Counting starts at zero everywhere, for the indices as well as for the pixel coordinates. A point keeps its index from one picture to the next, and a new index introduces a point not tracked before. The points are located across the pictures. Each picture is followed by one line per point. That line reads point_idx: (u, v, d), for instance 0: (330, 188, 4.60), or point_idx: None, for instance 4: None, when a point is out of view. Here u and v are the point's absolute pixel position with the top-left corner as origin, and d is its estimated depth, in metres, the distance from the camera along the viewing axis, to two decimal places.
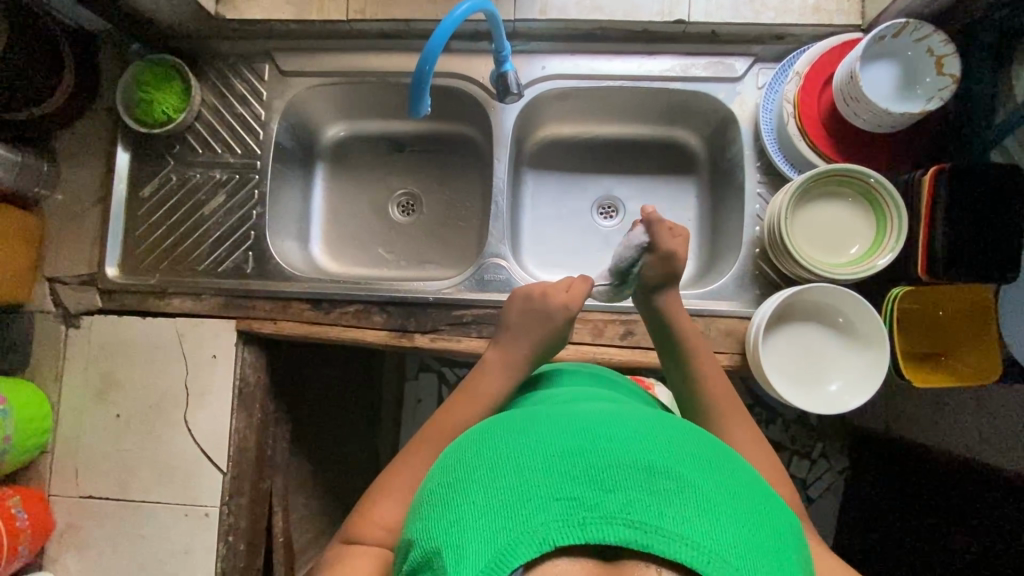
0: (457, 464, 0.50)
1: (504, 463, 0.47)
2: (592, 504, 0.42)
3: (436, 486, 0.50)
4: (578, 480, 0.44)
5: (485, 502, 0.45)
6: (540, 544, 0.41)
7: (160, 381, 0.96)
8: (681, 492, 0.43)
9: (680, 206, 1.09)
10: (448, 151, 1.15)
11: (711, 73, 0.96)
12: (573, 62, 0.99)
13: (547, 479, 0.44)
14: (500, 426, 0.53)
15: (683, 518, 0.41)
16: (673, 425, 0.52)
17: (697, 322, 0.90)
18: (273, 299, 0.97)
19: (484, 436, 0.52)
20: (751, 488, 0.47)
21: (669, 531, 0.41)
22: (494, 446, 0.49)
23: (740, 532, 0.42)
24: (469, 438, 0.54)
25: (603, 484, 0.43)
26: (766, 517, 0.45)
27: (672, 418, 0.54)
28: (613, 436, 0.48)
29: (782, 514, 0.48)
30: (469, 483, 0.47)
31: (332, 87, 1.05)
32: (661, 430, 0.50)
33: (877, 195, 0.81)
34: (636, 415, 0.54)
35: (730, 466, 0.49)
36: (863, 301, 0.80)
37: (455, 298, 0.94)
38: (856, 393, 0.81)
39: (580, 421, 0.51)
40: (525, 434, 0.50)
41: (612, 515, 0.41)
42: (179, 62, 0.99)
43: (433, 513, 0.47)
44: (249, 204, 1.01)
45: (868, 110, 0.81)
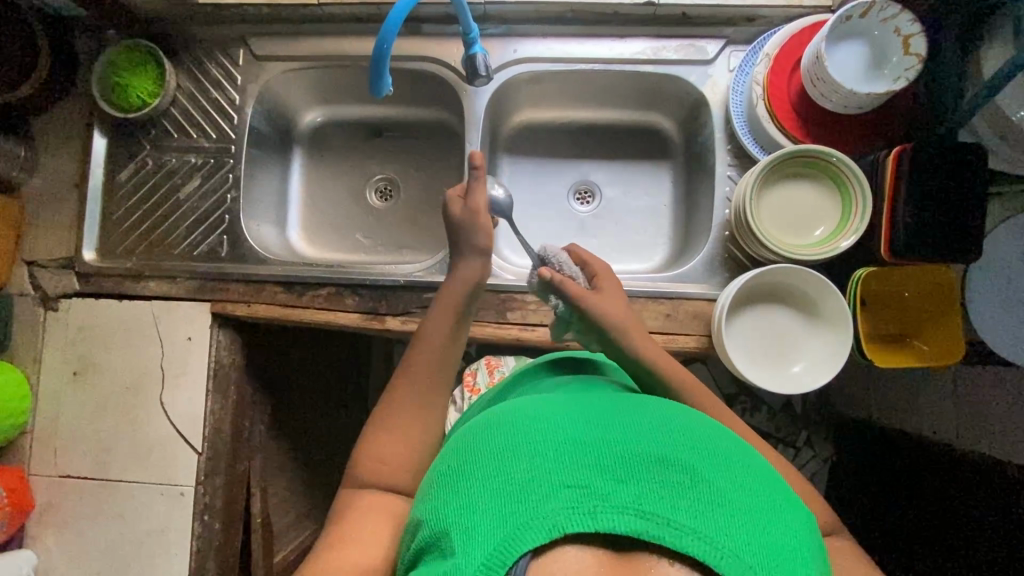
0: (467, 447, 0.51)
1: (514, 446, 0.48)
2: (603, 493, 0.43)
3: (446, 468, 0.51)
4: (591, 470, 0.45)
5: (495, 485, 0.46)
6: (549, 530, 0.42)
7: (137, 362, 0.97)
8: (695, 487, 0.44)
9: (655, 190, 1.09)
10: (423, 137, 1.15)
11: (682, 56, 0.96)
12: (545, 45, 0.98)
13: (558, 467, 0.46)
14: (511, 410, 0.55)
15: (696, 512, 0.43)
16: (686, 419, 0.53)
17: (666, 304, 0.90)
18: (247, 283, 0.98)
19: (494, 420, 0.54)
20: (766, 482, 0.48)
21: (681, 523, 0.42)
22: (504, 430, 0.51)
23: (751, 526, 0.43)
24: (479, 423, 0.56)
25: (614, 475, 0.45)
26: (781, 512, 0.46)
27: (688, 413, 0.55)
28: (626, 429, 0.49)
29: (801, 512, 0.49)
30: (479, 465, 0.48)
31: (307, 71, 1.05)
32: (673, 425, 0.51)
33: (841, 176, 0.81)
34: (651, 407, 0.55)
35: (745, 461, 0.50)
36: (830, 285, 0.79)
37: (427, 281, 0.94)
38: (818, 375, 0.81)
39: (592, 412, 0.52)
40: (536, 420, 0.51)
41: (623, 505, 0.43)
42: (152, 46, 1.00)
43: (442, 495, 0.48)
44: (223, 187, 1.02)
45: (835, 92, 0.81)
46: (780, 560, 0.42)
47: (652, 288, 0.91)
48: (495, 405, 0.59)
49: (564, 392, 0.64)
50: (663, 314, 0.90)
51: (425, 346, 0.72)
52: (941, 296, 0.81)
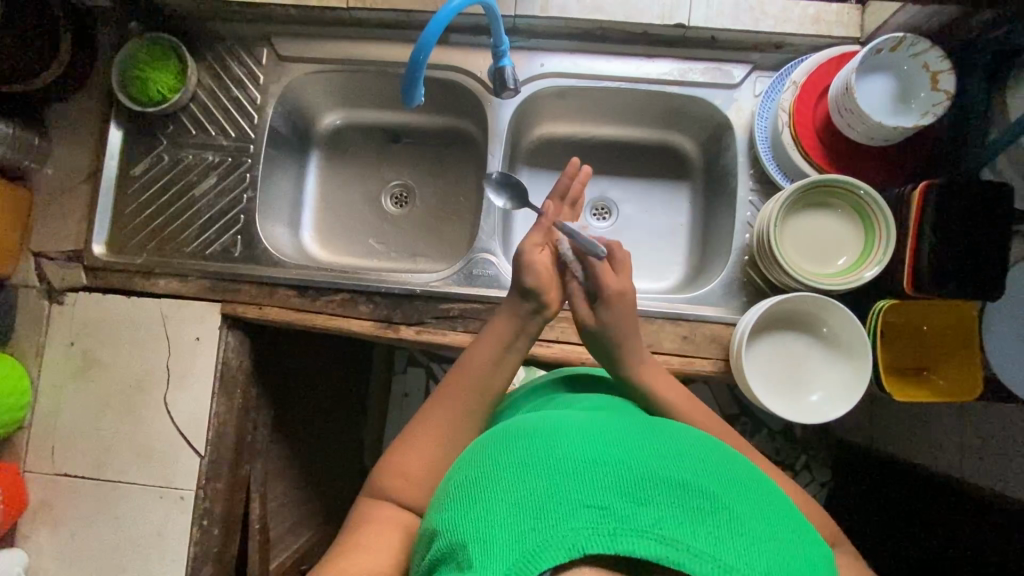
0: (486, 460, 0.51)
1: (535, 462, 0.47)
2: (623, 515, 0.42)
3: (463, 481, 0.51)
4: (611, 490, 0.44)
5: (515, 501, 0.45)
6: (568, 549, 0.41)
7: (143, 361, 0.95)
8: (715, 513, 0.43)
9: (671, 210, 1.10)
10: (442, 145, 1.15)
11: (708, 79, 0.96)
12: (572, 61, 0.98)
13: (578, 485, 0.44)
14: (531, 425, 0.54)
15: (716, 539, 0.41)
16: (705, 446, 0.53)
17: (684, 326, 0.90)
18: (259, 285, 0.97)
19: (514, 434, 0.53)
20: (784, 514, 0.47)
21: (701, 550, 0.40)
22: (523, 445, 0.50)
23: (773, 558, 0.42)
24: (497, 435, 0.55)
25: (634, 497, 0.43)
26: (800, 546, 0.45)
27: (707, 440, 0.55)
28: (646, 451, 0.49)
29: (818, 547, 0.48)
30: (499, 479, 0.47)
31: (329, 74, 1.04)
32: (692, 450, 0.51)
33: (866, 207, 0.82)
34: (669, 431, 0.54)
35: (763, 492, 0.49)
36: (852, 318, 0.80)
37: (442, 292, 0.93)
38: (835, 405, 0.81)
39: (612, 432, 0.52)
40: (558, 436, 0.50)
41: (643, 528, 0.41)
42: (176, 41, 0.99)
43: (459, 506, 0.48)
44: (239, 187, 1.01)
45: (862, 122, 0.81)
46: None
47: (670, 310, 0.91)
48: (514, 419, 0.59)
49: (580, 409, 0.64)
50: (680, 336, 0.90)
51: (476, 352, 0.73)
52: (960, 333, 0.82)
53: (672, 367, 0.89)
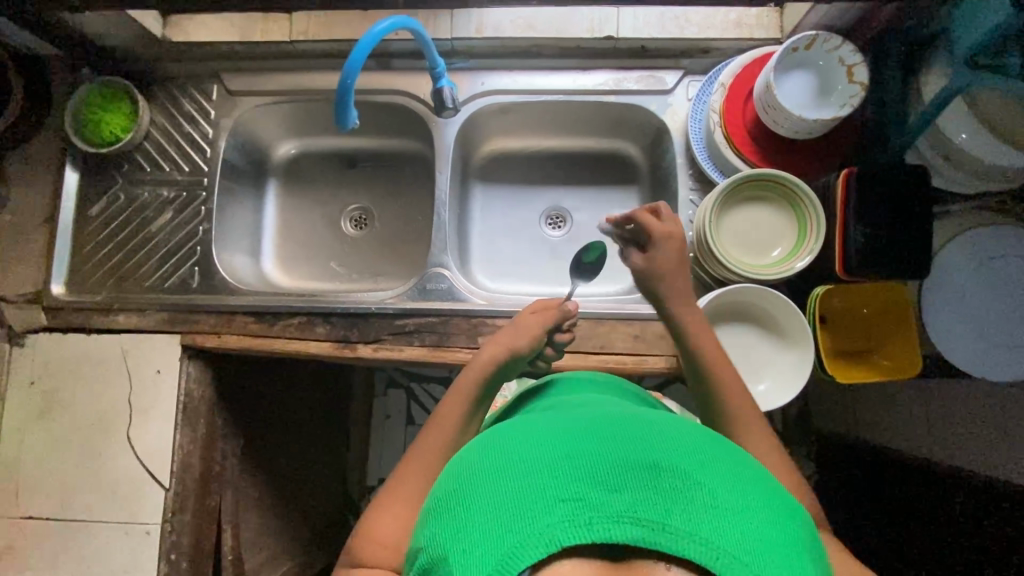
0: (464, 470, 0.52)
1: (510, 466, 0.48)
2: (598, 504, 0.43)
3: (443, 494, 0.51)
4: (585, 481, 0.45)
5: (493, 504, 0.46)
6: (546, 545, 0.42)
7: (105, 397, 0.96)
8: (687, 489, 0.45)
9: (622, 215, 1.13)
10: (396, 166, 1.17)
11: (642, 86, 0.99)
12: (511, 78, 1.02)
13: (553, 481, 0.46)
14: (506, 431, 0.55)
15: (690, 514, 0.43)
16: (678, 425, 0.54)
17: (635, 325, 0.92)
18: (218, 314, 0.98)
19: (490, 442, 0.54)
20: (759, 482, 0.49)
21: (675, 527, 0.42)
22: (499, 451, 0.51)
23: (748, 525, 0.43)
24: (475, 445, 0.56)
25: (607, 485, 0.45)
26: (777, 512, 0.46)
27: (681, 420, 0.56)
28: (617, 439, 0.50)
29: (797, 511, 0.49)
30: (477, 485, 0.48)
31: (279, 105, 1.07)
32: (663, 430, 0.52)
33: (797, 199, 0.84)
34: (642, 418, 0.56)
35: (737, 463, 0.50)
36: (794, 309, 0.82)
37: (396, 308, 0.95)
38: (780, 393, 0.83)
39: (584, 426, 0.53)
40: (532, 439, 0.52)
41: (618, 513, 0.43)
42: (128, 83, 1.02)
43: (441, 518, 0.48)
44: (195, 220, 1.03)
45: (785, 118, 0.85)
46: (777, 556, 0.42)
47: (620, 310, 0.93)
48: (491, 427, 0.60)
49: (558, 408, 0.65)
50: (632, 335, 0.92)
51: (450, 406, 0.76)
52: (898, 311, 0.83)
53: (626, 366, 0.91)
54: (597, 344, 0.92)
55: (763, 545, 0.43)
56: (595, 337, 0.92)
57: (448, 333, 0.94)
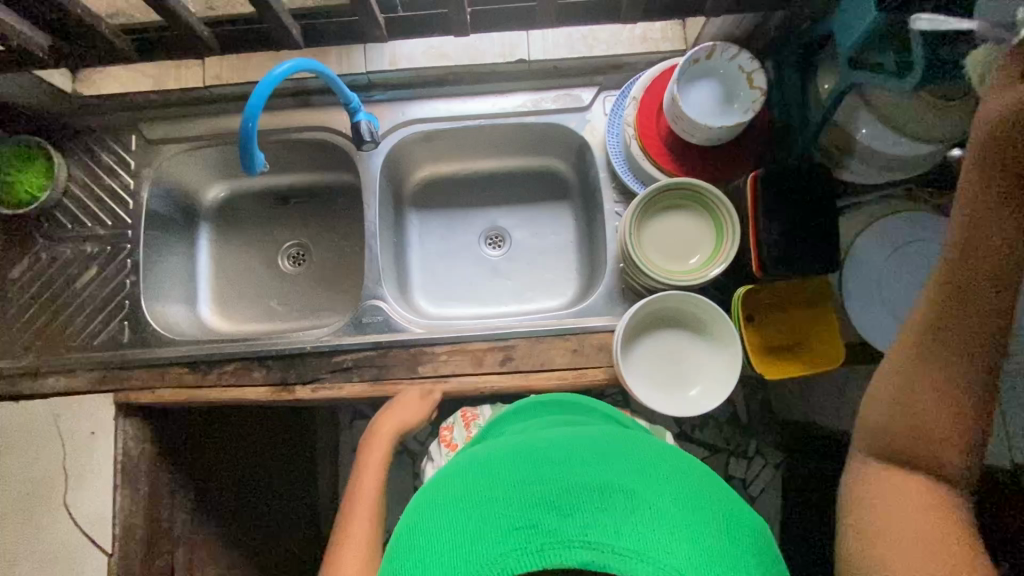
0: (424, 501, 0.53)
1: (467, 496, 0.50)
2: (550, 530, 0.46)
3: (404, 525, 0.52)
4: (538, 507, 0.47)
5: (450, 535, 0.48)
6: (501, 573, 0.45)
7: (36, 464, 0.93)
8: (637, 507, 0.47)
9: (558, 229, 1.15)
10: (330, 199, 1.17)
11: (560, 105, 1.01)
12: (431, 106, 1.02)
13: (507, 508, 0.48)
14: (466, 460, 0.57)
15: (638, 533, 0.45)
16: (630, 440, 0.56)
17: (571, 340, 0.93)
18: (151, 368, 0.96)
19: (450, 472, 0.55)
20: (707, 491, 0.52)
21: (623, 548, 0.44)
22: (458, 481, 0.52)
23: (693, 538, 0.46)
24: (436, 476, 0.57)
25: (560, 509, 0.47)
26: (720, 519, 0.49)
27: (634, 434, 0.58)
28: (571, 458, 0.51)
29: (742, 515, 0.52)
30: (435, 517, 0.50)
31: (202, 150, 1.06)
32: (614, 447, 0.54)
33: (712, 206, 0.87)
34: (596, 434, 0.57)
35: (684, 473, 0.53)
36: (720, 312, 0.84)
37: (333, 345, 0.94)
38: (712, 395, 0.85)
39: (539, 446, 0.54)
40: (488, 466, 0.53)
41: (569, 539, 0.45)
42: (43, 141, 0.99)
43: (401, 551, 0.50)
44: (122, 273, 1.00)
45: (694, 127, 0.87)
46: (722, 566, 0.45)
47: (556, 327, 0.94)
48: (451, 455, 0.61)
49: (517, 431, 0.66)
50: (570, 350, 0.93)
51: (364, 482, 0.89)
52: (815, 304, 0.88)
53: (566, 382, 0.91)
54: (537, 362, 0.93)
55: (706, 556, 0.46)
56: (534, 355, 0.93)
57: (387, 365, 0.93)
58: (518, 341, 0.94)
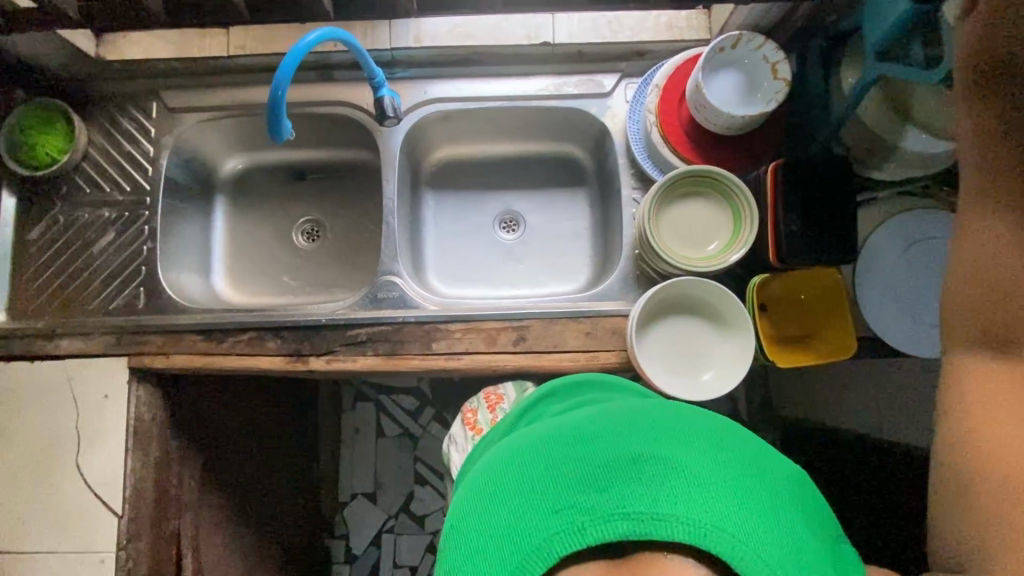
0: (469, 499, 0.57)
1: (508, 490, 0.54)
2: (589, 509, 0.49)
3: (453, 524, 0.57)
4: (575, 490, 0.51)
5: (499, 526, 0.52)
6: (549, 555, 0.48)
7: (50, 425, 0.94)
8: (670, 476, 0.50)
9: (573, 215, 1.15)
10: (346, 176, 1.17)
11: (582, 90, 1.01)
12: (453, 85, 1.03)
13: (547, 496, 0.52)
14: (503, 453, 0.61)
15: (674, 498, 0.49)
16: (656, 412, 0.59)
17: (585, 323, 0.94)
18: (166, 334, 0.96)
19: (489, 468, 0.60)
20: (738, 452, 0.55)
21: (661, 514, 0.48)
22: (498, 476, 0.57)
23: (729, 497, 0.49)
24: (478, 474, 0.61)
25: (596, 489, 0.51)
26: (753, 478, 0.52)
27: (661, 405, 0.61)
28: (602, 440, 0.55)
29: (777, 472, 0.55)
30: (482, 512, 0.54)
31: (222, 121, 1.07)
32: (642, 421, 0.58)
33: (731, 193, 0.87)
34: (624, 410, 0.61)
35: (714, 437, 0.56)
36: (735, 299, 0.85)
37: (349, 319, 0.94)
38: (725, 379, 0.86)
39: (569, 432, 0.59)
40: (523, 458, 0.57)
41: (609, 514, 0.48)
42: (63, 104, 1.00)
43: (453, 547, 0.54)
44: (139, 240, 1.01)
45: (716, 116, 0.88)
46: (760, 520, 0.48)
47: (570, 309, 0.95)
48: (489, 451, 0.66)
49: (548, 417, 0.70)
50: (583, 333, 0.94)
51: None
52: (832, 297, 0.87)
53: (578, 363, 0.92)
54: (549, 343, 0.94)
55: (744, 512, 0.48)
56: (547, 336, 0.93)
57: (401, 340, 0.94)
58: (532, 322, 0.94)
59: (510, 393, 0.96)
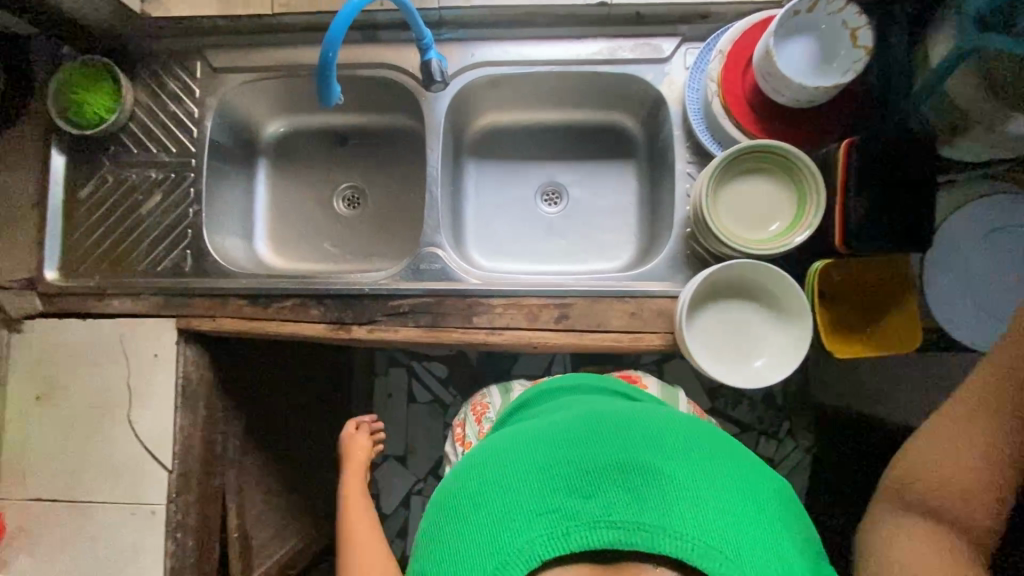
0: (451, 499, 0.59)
1: (494, 492, 0.56)
2: (573, 514, 0.51)
3: (434, 524, 0.58)
4: (560, 496, 0.53)
5: (484, 525, 0.54)
6: (531, 558, 0.50)
7: (103, 380, 0.97)
8: (654, 487, 0.53)
9: (619, 189, 1.11)
10: (387, 142, 1.15)
11: (638, 55, 0.96)
12: (501, 48, 0.98)
13: (532, 499, 0.54)
14: (488, 453, 0.63)
15: (658, 510, 0.51)
16: (641, 422, 0.62)
17: (631, 303, 0.91)
18: (212, 297, 0.97)
19: (472, 467, 0.62)
20: (719, 467, 0.57)
21: (645, 524, 0.50)
22: (483, 478, 0.58)
23: (710, 511, 0.52)
24: (460, 473, 0.63)
25: (583, 495, 0.53)
26: (730, 490, 0.55)
27: (645, 416, 0.64)
28: (587, 450, 0.58)
29: (756, 487, 0.58)
30: (469, 513, 0.56)
31: (265, 82, 1.05)
32: (626, 432, 0.60)
33: (797, 171, 0.82)
34: (609, 416, 0.63)
35: (694, 451, 0.59)
36: (793, 285, 0.81)
37: (390, 289, 0.94)
38: (777, 368, 0.83)
39: (556, 437, 0.61)
40: (510, 460, 0.59)
41: (593, 521, 0.51)
42: (109, 62, 1.00)
43: (436, 547, 0.55)
44: (185, 202, 1.01)
45: (786, 86, 0.82)
46: (740, 534, 0.51)
47: (615, 288, 0.92)
48: (469, 452, 0.67)
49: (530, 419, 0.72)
50: (628, 313, 0.91)
51: None
52: (900, 288, 0.82)
53: (622, 344, 0.90)
54: (593, 322, 0.91)
55: (725, 527, 0.51)
56: (591, 315, 0.91)
57: (442, 313, 0.93)
58: (576, 300, 0.92)
59: (496, 399, 0.95)
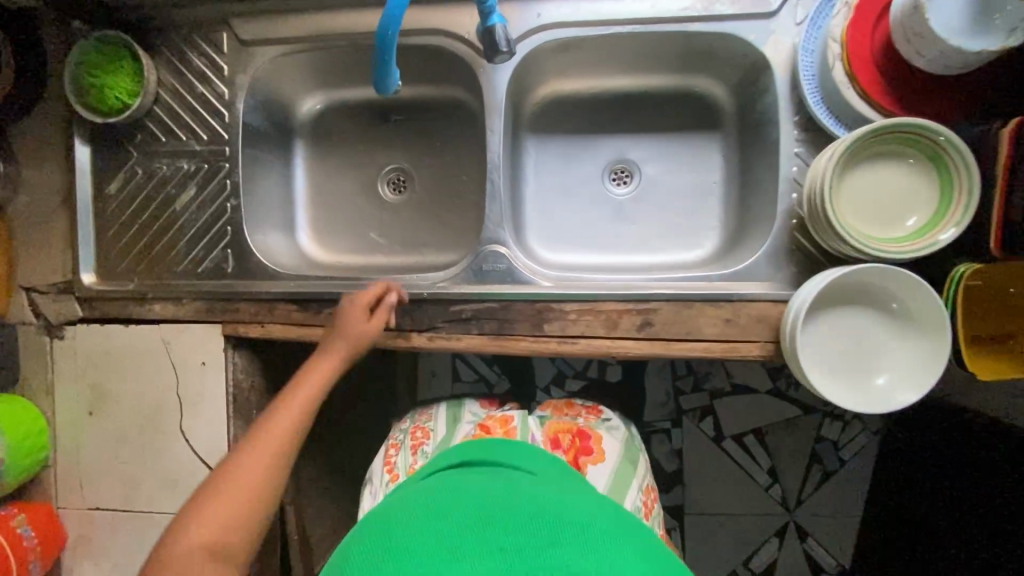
0: (379, 528, 0.49)
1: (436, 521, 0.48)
2: (525, 557, 0.43)
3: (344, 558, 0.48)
4: (514, 534, 0.45)
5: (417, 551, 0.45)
6: None
7: (152, 389, 0.92)
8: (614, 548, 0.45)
9: (702, 168, 0.97)
10: (435, 118, 1.02)
11: (739, 10, 0.80)
12: (572, 5, 0.83)
13: (483, 532, 0.46)
14: (427, 495, 0.54)
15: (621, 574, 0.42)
16: (594, 502, 0.54)
17: (726, 308, 0.80)
18: (258, 302, 0.90)
19: (410, 502, 0.53)
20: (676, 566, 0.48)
21: None
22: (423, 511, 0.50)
23: None
24: (389, 510, 0.53)
25: (538, 538, 0.45)
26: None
27: (598, 502, 0.56)
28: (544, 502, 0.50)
29: None
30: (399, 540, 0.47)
31: (300, 55, 0.92)
32: (581, 505, 0.52)
33: (944, 156, 0.68)
34: (563, 493, 0.55)
35: (654, 549, 0.49)
36: (933, 294, 0.69)
37: (452, 293, 0.84)
38: (903, 389, 0.72)
39: (507, 490, 0.52)
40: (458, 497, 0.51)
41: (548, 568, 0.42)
42: (126, 37, 0.88)
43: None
44: (221, 195, 0.92)
45: (934, 48, 0.67)
46: None
47: (707, 290, 0.81)
48: (397, 497, 0.57)
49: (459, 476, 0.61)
50: (722, 319, 0.80)
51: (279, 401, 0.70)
52: None
53: (715, 354, 0.80)
54: (681, 330, 0.81)
55: None
56: (679, 322, 0.81)
57: (510, 319, 0.84)
58: (661, 304, 0.81)
59: (440, 428, 0.86)
